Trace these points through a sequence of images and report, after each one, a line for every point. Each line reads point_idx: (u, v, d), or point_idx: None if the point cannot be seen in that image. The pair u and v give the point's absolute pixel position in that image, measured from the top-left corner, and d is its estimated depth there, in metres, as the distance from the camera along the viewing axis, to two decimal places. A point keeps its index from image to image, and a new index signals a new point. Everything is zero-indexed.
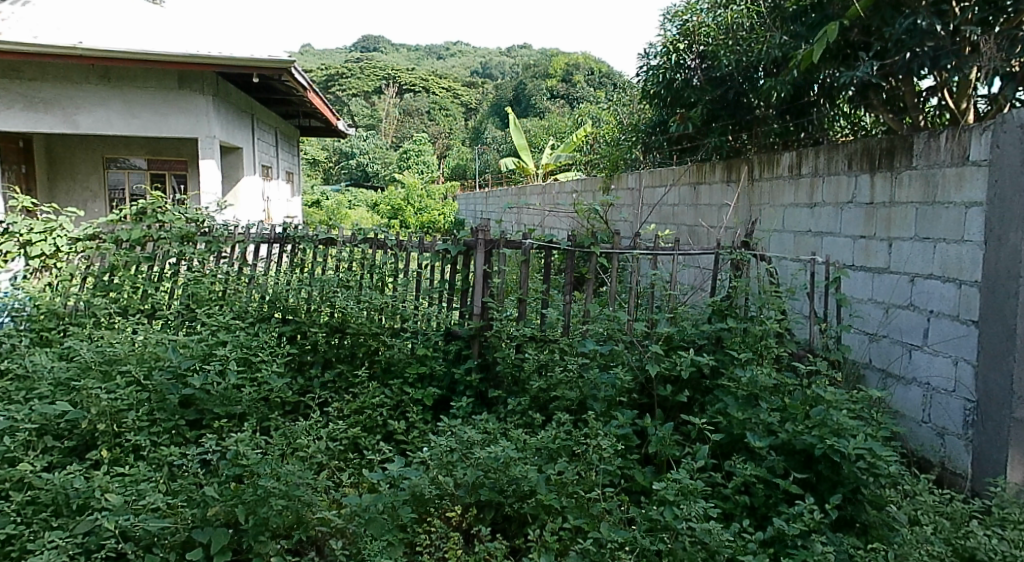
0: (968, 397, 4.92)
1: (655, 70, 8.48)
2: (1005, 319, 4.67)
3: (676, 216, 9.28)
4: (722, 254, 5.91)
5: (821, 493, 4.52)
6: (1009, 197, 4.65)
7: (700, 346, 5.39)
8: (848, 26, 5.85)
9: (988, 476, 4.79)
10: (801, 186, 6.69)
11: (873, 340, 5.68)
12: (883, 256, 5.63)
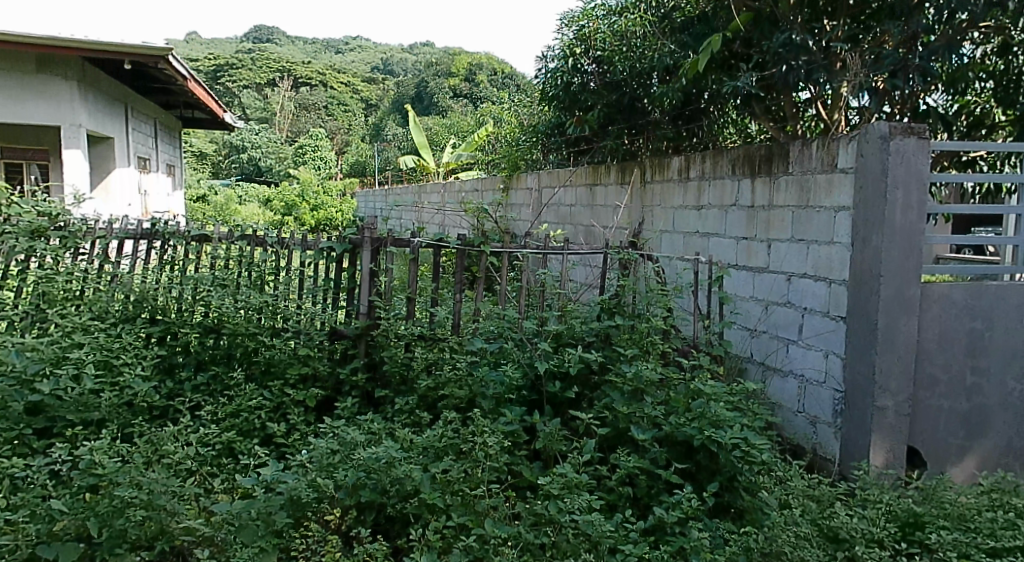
0: (837, 388, 5.13)
1: (553, 72, 8.56)
2: (868, 317, 4.87)
3: (572, 216, 9.45)
4: (610, 254, 6.00)
5: (701, 482, 4.66)
6: (871, 202, 4.86)
7: (589, 343, 5.47)
8: (731, 38, 6.22)
9: (854, 460, 5.00)
10: (689, 190, 6.89)
11: (754, 335, 5.95)
12: (763, 256, 5.86)
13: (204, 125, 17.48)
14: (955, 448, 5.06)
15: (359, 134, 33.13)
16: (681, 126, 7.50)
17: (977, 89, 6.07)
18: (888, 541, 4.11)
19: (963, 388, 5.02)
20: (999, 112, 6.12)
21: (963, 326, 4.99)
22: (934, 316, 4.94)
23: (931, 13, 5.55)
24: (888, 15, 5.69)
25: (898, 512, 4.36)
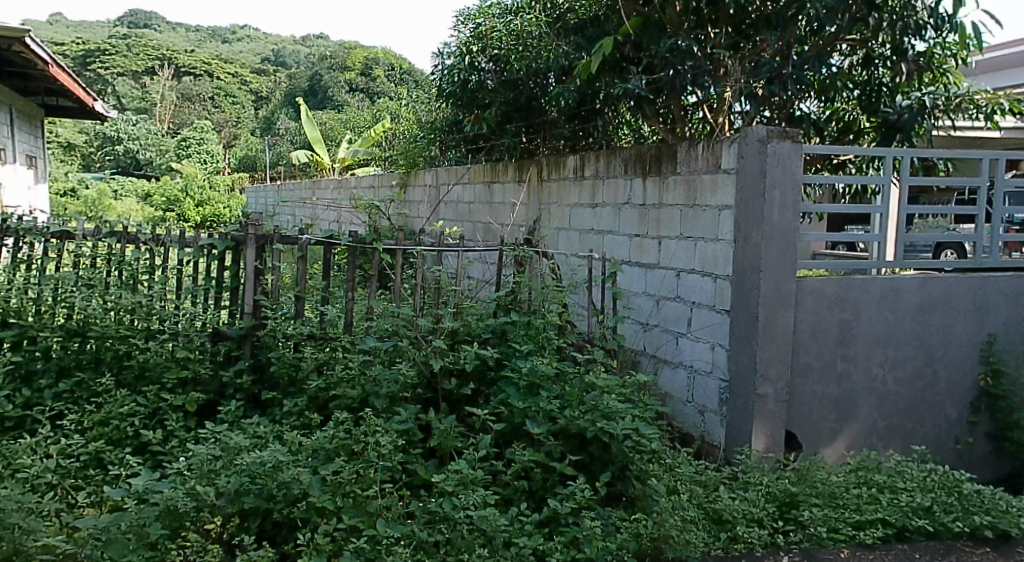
0: (723, 377, 5.35)
1: (450, 69, 8.58)
2: (750, 310, 5.09)
3: (471, 213, 9.51)
4: (506, 251, 6.06)
5: (594, 472, 4.73)
6: (752, 201, 5.07)
7: (485, 340, 5.53)
8: (621, 42, 6.38)
9: (737, 446, 5.22)
10: (584, 188, 7.04)
11: (646, 329, 6.16)
12: (654, 253, 6.06)
13: (72, 114, 16.74)
14: (828, 432, 5.34)
15: (249, 127, 32.34)
16: (578, 126, 7.65)
17: (846, 97, 6.40)
18: (767, 520, 4.47)
19: (835, 375, 5.30)
20: (862, 121, 6.51)
21: (835, 317, 5.27)
22: (808, 308, 5.20)
23: (804, 24, 5.81)
24: (765, 25, 6.00)
25: (775, 492, 4.66)
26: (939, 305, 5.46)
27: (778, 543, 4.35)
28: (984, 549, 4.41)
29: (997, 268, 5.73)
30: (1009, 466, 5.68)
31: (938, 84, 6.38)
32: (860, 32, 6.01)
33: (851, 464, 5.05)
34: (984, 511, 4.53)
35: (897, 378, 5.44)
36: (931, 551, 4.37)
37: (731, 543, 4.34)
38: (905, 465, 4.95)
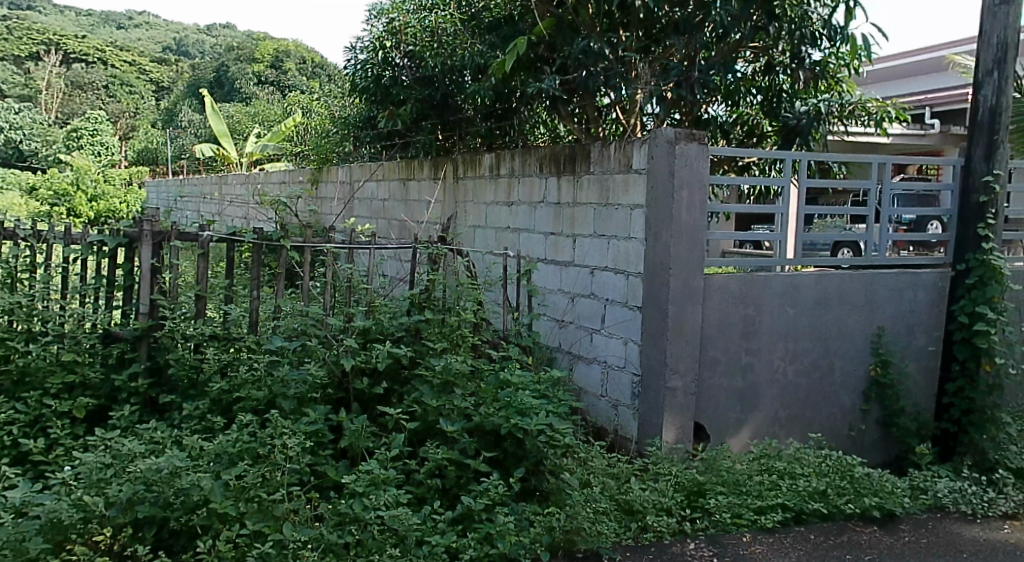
0: (635, 372, 5.50)
1: (362, 64, 8.49)
2: (660, 306, 5.25)
3: (385, 210, 9.49)
4: (420, 248, 6.03)
5: (508, 469, 4.81)
6: (661, 201, 5.24)
7: (399, 338, 5.51)
8: (536, 42, 6.55)
9: (648, 438, 5.38)
10: (499, 186, 7.13)
11: (561, 326, 6.29)
12: (569, 251, 6.19)
13: None
14: (734, 422, 5.56)
15: (150, 118, 31.35)
16: (494, 124, 7.74)
17: (750, 102, 6.69)
18: (675, 509, 4.66)
19: (740, 367, 5.52)
20: (767, 124, 6.71)
21: (739, 312, 5.48)
22: (715, 304, 5.40)
23: (709, 30, 6.06)
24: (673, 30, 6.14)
25: (683, 481, 4.83)
26: (836, 301, 5.71)
27: (686, 530, 4.55)
28: (872, 528, 4.70)
29: (890, 266, 5.97)
30: (897, 449, 5.98)
31: (833, 92, 6.66)
32: (761, 40, 6.26)
33: (755, 452, 5.27)
34: (873, 492, 4.82)
35: (799, 370, 5.69)
36: (825, 532, 4.62)
37: (641, 532, 4.51)
38: (803, 452, 5.19)
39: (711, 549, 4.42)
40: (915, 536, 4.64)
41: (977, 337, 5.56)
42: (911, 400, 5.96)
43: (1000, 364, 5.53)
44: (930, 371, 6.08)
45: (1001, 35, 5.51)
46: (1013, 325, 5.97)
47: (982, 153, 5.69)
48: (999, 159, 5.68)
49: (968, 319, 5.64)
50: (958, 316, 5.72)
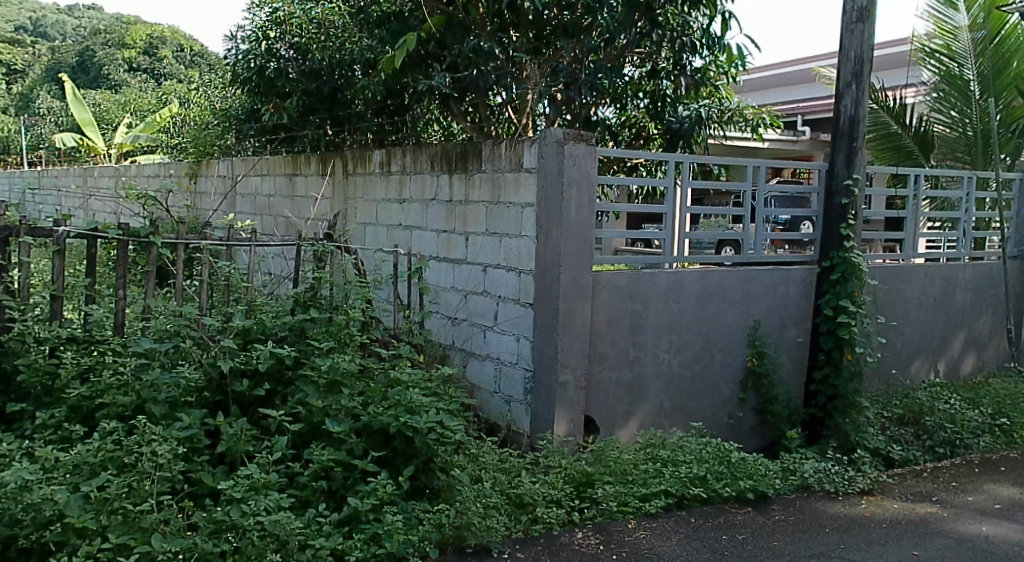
0: (527, 367, 5.62)
1: (243, 54, 8.31)
2: (551, 303, 5.39)
3: (270, 206, 9.30)
4: (304, 246, 5.87)
5: (398, 468, 4.77)
6: (551, 199, 5.37)
7: (281, 338, 5.40)
8: (426, 39, 6.54)
9: (540, 432, 5.50)
10: (391, 183, 7.13)
11: (454, 323, 6.36)
12: (461, 248, 6.26)
13: None
14: (623, 415, 5.75)
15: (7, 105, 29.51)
16: (384, 120, 7.76)
17: (637, 105, 6.90)
18: (565, 500, 4.79)
19: (628, 361, 5.71)
20: (652, 127, 7.00)
21: (627, 308, 5.67)
22: (604, 300, 5.57)
23: (597, 35, 6.18)
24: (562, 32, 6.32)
25: (573, 473, 4.99)
26: (716, 296, 5.98)
27: (574, 520, 4.68)
28: (746, 509, 4.94)
29: (763, 264, 6.30)
30: (772, 434, 6.22)
31: (713, 100, 6.92)
32: (644, 46, 6.48)
33: (641, 443, 5.46)
34: (747, 475, 5.13)
35: (683, 363, 5.92)
36: (703, 515, 4.85)
37: (531, 524, 4.61)
38: (685, 440, 5.44)
39: (598, 537, 4.56)
40: (784, 514, 4.89)
41: (840, 329, 5.88)
42: (783, 388, 6.26)
43: (859, 353, 5.88)
44: (800, 361, 6.43)
45: (858, 52, 5.92)
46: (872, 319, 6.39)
47: (843, 159, 6.06)
48: (859, 164, 6.04)
49: (832, 312, 5.95)
50: (824, 309, 6.02)
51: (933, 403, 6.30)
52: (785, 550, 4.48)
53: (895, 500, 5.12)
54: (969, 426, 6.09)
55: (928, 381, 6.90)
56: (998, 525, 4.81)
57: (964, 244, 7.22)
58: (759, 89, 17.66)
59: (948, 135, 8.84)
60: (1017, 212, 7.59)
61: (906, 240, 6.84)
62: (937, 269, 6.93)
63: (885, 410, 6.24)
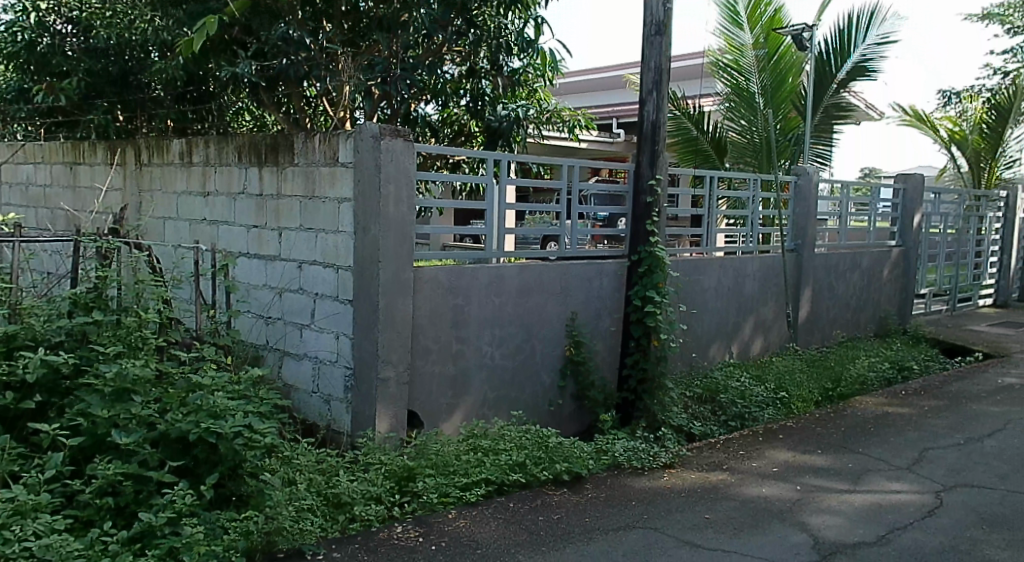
0: (348, 365, 5.44)
1: (5, 27, 7.54)
2: (370, 300, 5.24)
3: (47, 198, 8.64)
4: (86, 241, 5.21)
5: (199, 476, 4.38)
6: (368, 195, 5.21)
7: (57, 344, 4.87)
8: (229, 22, 6.24)
9: (361, 430, 5.36)
10: (193, 175, 6.81)
11: (268, 323, 6.11)
12: (274, 244, 6.03)
13: None
14: (446, 409, 5.73)
15: None
16: (186, 107, 7.59)
17: (459, 103, 6.97)
18: (385, 496, 4.62)
19: (450, 355, 5.70)
20: (473, 125, 7.09)
21: (449, 304, 5.65)
22: (425, 294, 5.52)
23: (412, 29, 6.23)
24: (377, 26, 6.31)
25: (394, 468, 4.82)
26: (534, 290, 6.17)
27: (394, 516, 4.52)
28: (562, 490, 4.97)
29: (579, 258, 6.62)
30: (589, 417, 6.52)
31: (531, 101, 7.19)
32: (459, 46, 6.66)
33: (463, 434, 5.42)
34: (563, 458, 5.15)
35: (503, 355, 6.01)
36: (521, 499, 4.82)
37: (348, 523, 4.43)
38: (506, 429, 5.44)
39: (418, 530, 4.43)
40: (597, 492, 4.97)
41: (647, 317, 6.32)
42: (599, 374, 6.60)
43: (665, 340, 6.29)
44: (611, 348, 6.80)
45: (658, 62, 6.36)
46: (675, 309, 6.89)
47: (648, 161, 6.46)
48: (662, 166, 6.47)
49: (641, 302, 6.39)
50: (632, 301, 6.44)
51: (728, 382, 6.86)
52: (597, 526, 4.56)
53: (692, 471, 5.35)
54: (755, 400, 6.63)
55: (725, 363, 7.53)
56: (776, 485, 5.14)
57: (751, 237, 7.99)
58: (574, 93, 18.57)
59: (740, 141, 9.74)
60: (793, 212, 8.44)
61: (705, 235, 7.54)
62: (730, 262, 7.60)
63: (687, 390, 6.74)
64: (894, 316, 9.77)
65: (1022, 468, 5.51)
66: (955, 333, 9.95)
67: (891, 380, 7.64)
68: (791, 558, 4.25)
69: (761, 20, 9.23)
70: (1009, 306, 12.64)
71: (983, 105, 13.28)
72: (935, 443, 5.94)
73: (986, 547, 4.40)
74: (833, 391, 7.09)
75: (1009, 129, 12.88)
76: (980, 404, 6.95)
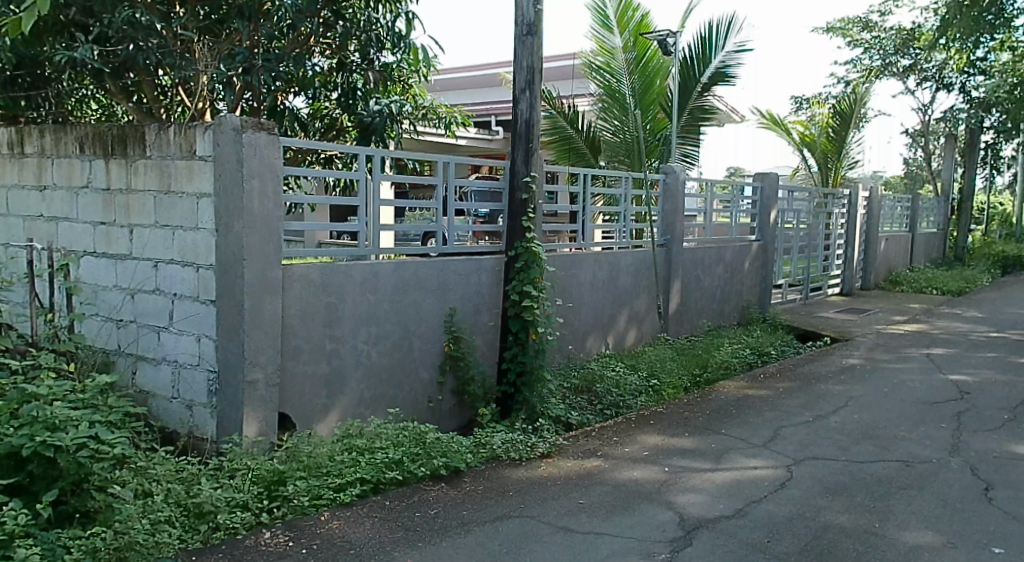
0: (210, 368, 5.26)
1: None
2: (235, 300, 5.08)
3: None
4: None
5: (35, 494, 4.18)
6: (230, 191, 5.05)
7: None
8: (67, 4, 5.87)
9: (227, 434, 5.18)
10: (26, 166, 6.42)
11: (120, 325, 5.83)
12: (125, 242, 5.75)
13: None
14: (319, 409, 5.61)
15: None
16: (16, 94, 6.63)
17: (328, 97, 6.88)
18: (252, 503, 4.48)
19: (323, 354, 5.58)
20: (344, 119, 7.01)
21: (320, 302, 5.54)
22: (294, 293, 5.39)
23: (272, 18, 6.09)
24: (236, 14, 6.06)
25: (262, 473, 4.69)
26: (411, 287, 6.11)
27: (262, 522, 4.38)
28: (440, 485, 4.94)
29: (458, 254, 6.64)
30: (468, 413, 6.52)
31: (406, 98, 7.18)
32: (328, 38, 6.53)
33: (337, 434, 5.32)
34: (441, 453, 5.12)
35: (378, 351, 5.93)
36: (399, 496, 4.77)
37: (212, 532, 4.26)
38: (382, 427, 5.37)
39: (287, 534, 4.32)
40: (475, 485, 4.96)
41: (525, 312, 6.35)
42: (478, 369, 6.61)
43: (542, 333, 6.37)
44: (489, 343, 6.81)
45: (530, 61, 6.42)
46: (552, 303, 6.95)
47: (522, 159, 6.49)
48: (535, 164, 6.53)
49: (519, 297, 6.39)
50: (511, 295, 6.44)
51: (603, 371, 7.01)
52: (474, 518, 4.56)
53: (568, 459, 5.42)
54: (629, 389, 6.78)
55: (600, 354, 7.68)
56: (646, 469, 5.26)
57: (625, 231, 8.18)
58: (448, 89, 18.64)
59: (612, 141, 10.00)
60: (662, 209, 8.67)
61: (581, 230, 7.63)
62: (604, 257, 7.75)
63: (564, 382, 6.83)
64: (755, 306, 10.20)
65: (864, 439, 5.84)
66: (806, 321, 10.49)
67: (752, 364, 7.99)
68: (658, 536, 4.38)
69: (629, 25, 9.46)
70: (855, 296, 13.42)
71: (829, 112, 14.10)
72: (788, 421, 6.21)
73: (829, 514, 4.64)
74: (701, 377, 7.33)
75: (851, 133, 13.76)
76: (830, 384, 7.33)
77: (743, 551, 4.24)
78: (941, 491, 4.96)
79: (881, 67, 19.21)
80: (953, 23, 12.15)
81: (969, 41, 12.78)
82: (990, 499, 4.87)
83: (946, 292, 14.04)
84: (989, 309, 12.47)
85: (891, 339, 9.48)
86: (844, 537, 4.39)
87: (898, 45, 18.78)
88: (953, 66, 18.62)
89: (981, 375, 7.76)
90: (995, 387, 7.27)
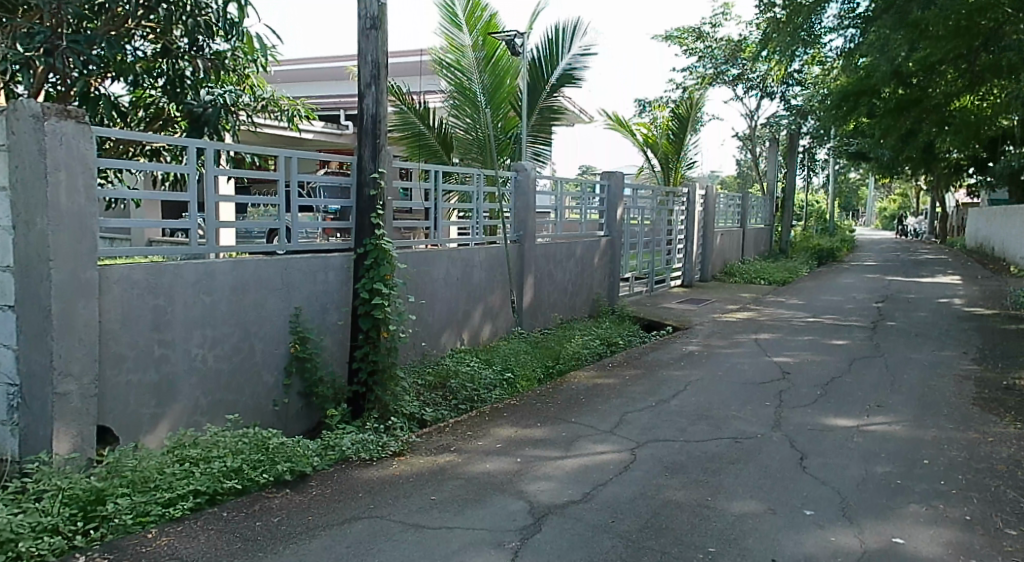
0: (10, 381, 4.78)
1: None
2: (40, 304, 4.64)
3: None
4: None
5: None
6: (32, 185, 4.61)
7: None
8: None
9: (33, 452, 4.73)
10: None
11: None
12: None
13: None
14: (146, 419, 5.21)
15: None
16: None
17: (153, 84, 6.38)
18: (63, 526, 4.08)
19: (149, 360, 5.19)
20: (172, 109, 6.56)
21: (146, 304, 5.14)
22: (115, 295, 4.98)
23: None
24: None
25: (76, 493, 4.26)
26: (251, 286, 5.76)
27: (76, 546, 4.01)
28: (284, 491, 4.66)
29: (303, 252, 6.31)
30: (317, 415, 6.23)
31: (243, 88, 6.85)
32: (150, 20, 6.11)
33: (169, 445, 4.95)
34: (286, 458, 4.83)
35: (214, 355, 5.57)
36: (237, 506, 4.46)
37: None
38: (220, 434, 5.03)
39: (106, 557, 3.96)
40: (322, 489, 4.71)
41: (375, 309, 6.04)
42: (326, 369, 6.34)
43: (394, 330, 6.11)
44: (339, 343, 6.55)
45: (374, 56, 6.17)
46: (404, 300, 6.76)
47: (369, 156, 6.24)
48: (384, 160, 6.28)
49: (369, 295, 6.08)
50: (360, 293, 6.12)
51: (458, 366, 6.88)
52: (321, 522, 4.32)
53: (421, 456, 5.25)
54: (484, 382, 6.68)
55: (455, 349, 7.55)
56: (499, 460, 5.16)
57: (479, 227, 8.04)
58: (291, 83, 18.13)
59: (464, 138, 9.91)
60: (514, 206, 8.60)
61: (435, 225, 7.45)
62: (459, 253, 7.63)
63: (419, 378, 6.66)
64: (604, 299, 10.36)
65: (700, 420, 5.95)
66: (651, 311, 10.74)
67: (602, 353, 8.05)
68: (508, 525, 4.28)
69: (478, 25, 9.33)
70: (695, 287, 13.88)
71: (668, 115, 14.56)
72: (632, 406, 6.27)
73: (671, 491, 4.67)
74: (553, 368, 7.32)
75: (688, 135, 14.27)
76: (672, 369, 7.48)
77: (589, 534, 4.20)
78: (773, 463, 5.10)
79: (713, 74, 20.03)
80: (772, 38, 12.54)
81: (786, 56, 13.20)
82: (805, 466, 5.04)
83: (773, 281, 14.74)
84: (809, 296, 13.19)
85: (725, 326, 9.82)
86: (680, 512, 4.43)
87: (727, 55, 19.66)
88: (773, 78, 19.66)
89: (801, 355, 8.12)
90: (812, 366, 7.61)
